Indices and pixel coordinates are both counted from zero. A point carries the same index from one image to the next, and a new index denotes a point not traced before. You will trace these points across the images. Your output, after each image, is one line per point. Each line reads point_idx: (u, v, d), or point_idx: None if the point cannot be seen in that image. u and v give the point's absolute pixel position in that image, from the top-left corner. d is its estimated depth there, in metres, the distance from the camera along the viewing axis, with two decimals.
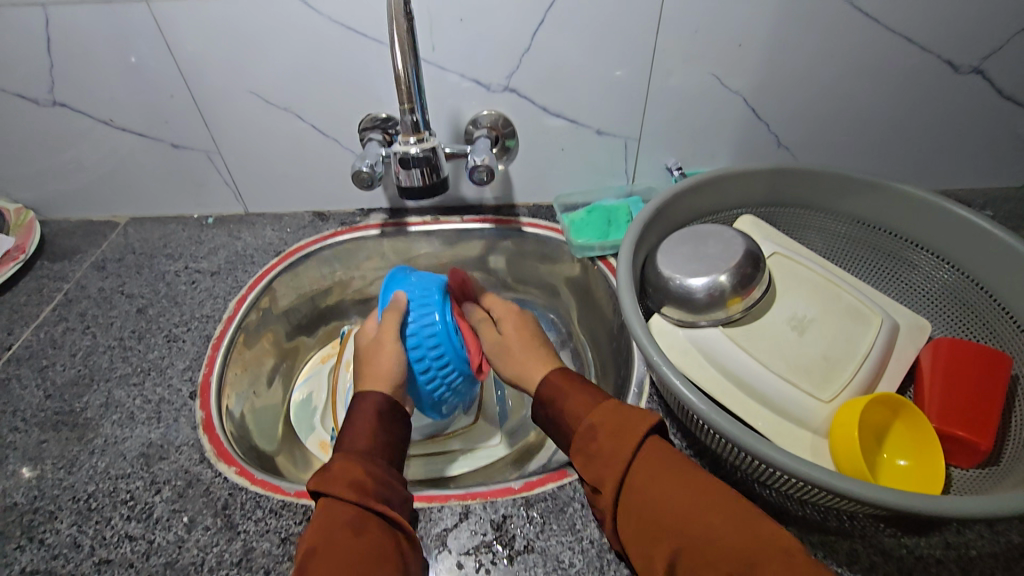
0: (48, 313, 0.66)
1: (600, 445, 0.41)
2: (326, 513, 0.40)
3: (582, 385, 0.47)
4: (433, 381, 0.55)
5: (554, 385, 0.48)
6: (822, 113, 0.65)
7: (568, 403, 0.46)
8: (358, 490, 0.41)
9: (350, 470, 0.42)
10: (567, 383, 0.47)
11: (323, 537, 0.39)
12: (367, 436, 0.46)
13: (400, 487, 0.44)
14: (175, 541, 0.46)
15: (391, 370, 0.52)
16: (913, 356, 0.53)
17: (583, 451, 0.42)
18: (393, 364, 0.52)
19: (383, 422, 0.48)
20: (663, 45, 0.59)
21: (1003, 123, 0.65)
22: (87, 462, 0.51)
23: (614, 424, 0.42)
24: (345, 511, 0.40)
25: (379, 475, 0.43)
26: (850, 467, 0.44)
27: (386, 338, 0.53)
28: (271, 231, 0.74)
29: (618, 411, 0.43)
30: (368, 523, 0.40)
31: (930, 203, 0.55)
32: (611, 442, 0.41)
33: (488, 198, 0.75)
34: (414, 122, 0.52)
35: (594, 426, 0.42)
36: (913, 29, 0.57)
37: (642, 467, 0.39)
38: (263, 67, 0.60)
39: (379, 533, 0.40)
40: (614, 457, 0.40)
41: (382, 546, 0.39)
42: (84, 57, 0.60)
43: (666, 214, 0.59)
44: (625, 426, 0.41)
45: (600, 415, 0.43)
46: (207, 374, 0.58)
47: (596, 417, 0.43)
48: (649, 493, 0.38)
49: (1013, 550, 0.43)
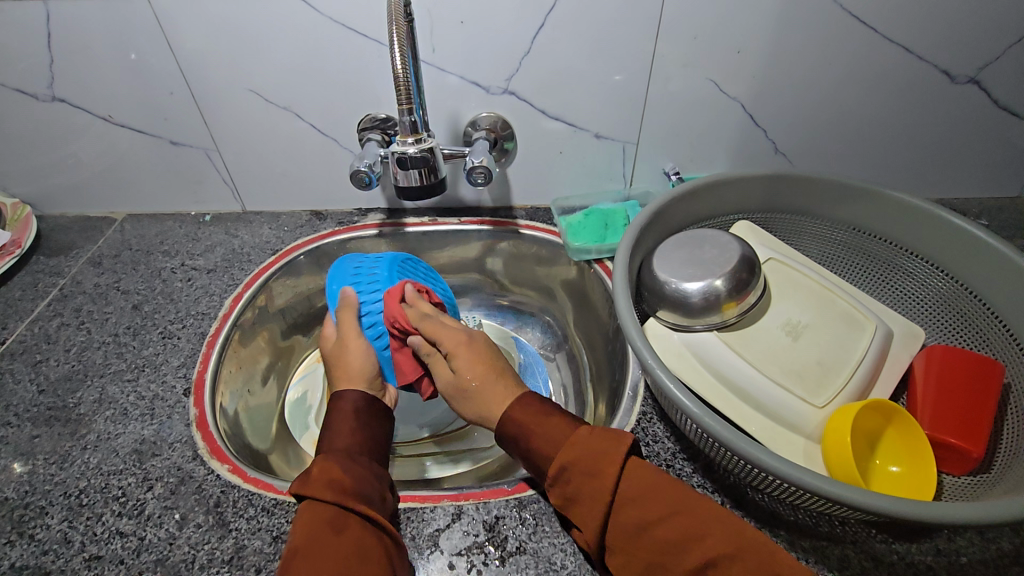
0: (43, 308, 0.66)
1: (577, 487, 0.40)
2: (310, 514, 0.40)
3: (546, 419, 0.45)
4: (401, 356, 0.56)
5: (518, 419, 0.45)
6: (819, 120, 0.65)
7: (535, 435, 0.44)
8: (339, 489, 0.41)
9: (332, 471, 0.43)
10: (530, 415, 0.45)
11: (308, 536, 0.39)
12: (348, 435, 0.47)
13: (381, 485, 0.45)
14: (166, 539, 0.45)
15: (360, 364, 0.54)
16: (907, 364, 0.53)
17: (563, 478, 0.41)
18: (361, 358, 0.54)
19: (363, 420, 0.49)
20: (662, 50, 0.59)
21: (998, 133, 0.65)
22: (80, 458, 0.51)
23: (589, 457, 0.40)
24: (328, 509, 0.40)
25: (361, 476, 0.44)
26: (843, 473, 0.44)
27: (349, 336, 0.55)
28: (269, 229, 0.74)
29: (591, 437, 0.42)
30: (349, 523, 0.40)
31: (924, 210, 0.55)
32: (588, 485, 0.40)
33: (486, 200, 0.75)
34: (413, 122, 0.53)
35: (566, 468, 0.41)
36: (910, 39, 0.58)
37: (624, 499, 0.39)
38: (262, 64, 0.60)
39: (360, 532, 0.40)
40: (595, 497, 0.39)
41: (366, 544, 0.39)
42: (85, 52, 0.60)
43: (663, 218, 0.59)
44: (601, 457, 0.40)
45: (571, 452, 0.41)
46: (201, 371, 0.58)
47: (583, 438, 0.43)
48: (638, 512, 0.38)
49: (1003, 558, 0.43)
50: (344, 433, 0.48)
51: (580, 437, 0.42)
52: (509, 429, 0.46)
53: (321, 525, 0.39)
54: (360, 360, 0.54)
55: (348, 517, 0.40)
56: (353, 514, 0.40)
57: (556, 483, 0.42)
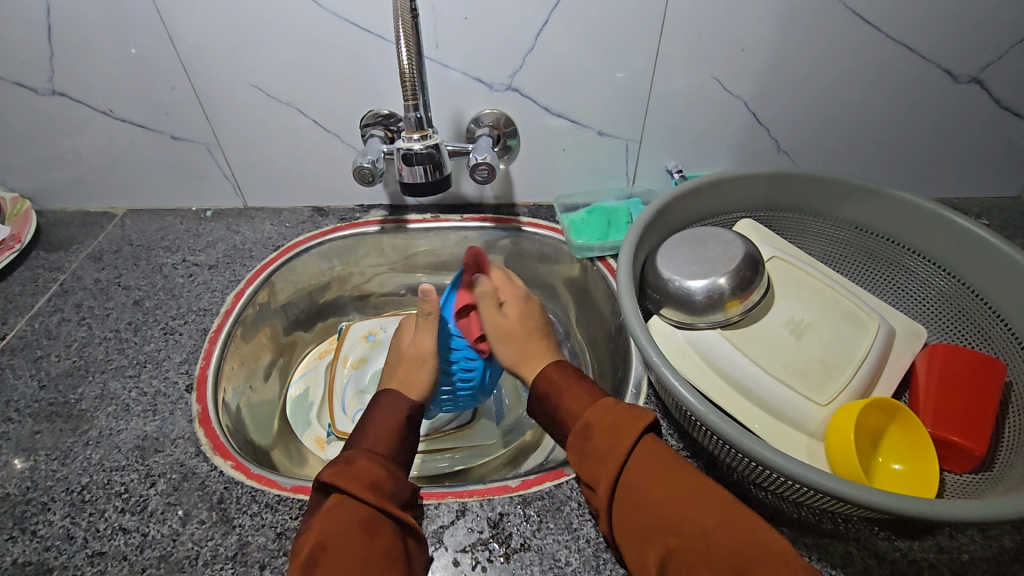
0: (43, 304, 0.65)
1: (596, 446, 0.42)
2: (343, 511, 0.40)
3: (571, 379, 0.48)
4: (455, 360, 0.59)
5: (550, 378, 0.49)
6: (822, 119, 0.65)
7: (563, 395, 0.47)
8: (377, 492, 0.41)
9: (372, 472, 0.43)
10: (560, 377, 0.49)
11: (338, 535, 0.38)
12: (388, 443, 0.47)
13: (414, 493, 0.45)
14: (169, 535, 0.45)
15: (425, 379, 0.54)
16: (909, 362, 0.53)
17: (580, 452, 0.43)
18: (427, 374, 0.54)
19: (405, 427, 0.49)
20: (666, 48, 0.59)
21: (999, 132, 0.65)
22: (81, 454, 0.51)
23: (610, 418, 0.43)
24: (363, 510, 0.40)
25: (397, 478, 0.44)
26: (846, 470, 0.44)
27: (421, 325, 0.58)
28: (270, 225, 0.74)
29: (618, 405, 0.44)
30: (380, 526, 0.40)
31: (926, 209, 0.55)
32: (605, 445, 0.41)
33: (489, 197, 0.75)
34: (418, 118, 0.52)
35: (589, 424, 0.43)
36: (914, 38, 0.58)
37: (638, 460, 0.40)
38: (264, 59, 0.60)
39: (390, 536, 0.40)
40: (611, 454, 0.41)
41: (393, 550, 0.39)
42: (85, 46, 0.59)
43: (666, 216, 0.60)
44: (623, 422, 0.42)
45: (597, 411, 0.44)
46: (203, 367, 0.58)
47: (592, 415, 0.44)
48: (641, 482, 0.39)
49: (1004, 555, 0.44)
50: (384, 436, 0.48)
51: (610, 401, 0.45)
52: (540, 386, 0.49)
53: (354, 524, 0.39)
54: (427, 377, 0.54)
55: (380, 520, 0.40)
56: (385, 517, 0.41)
57: (574, 437, 0.44)
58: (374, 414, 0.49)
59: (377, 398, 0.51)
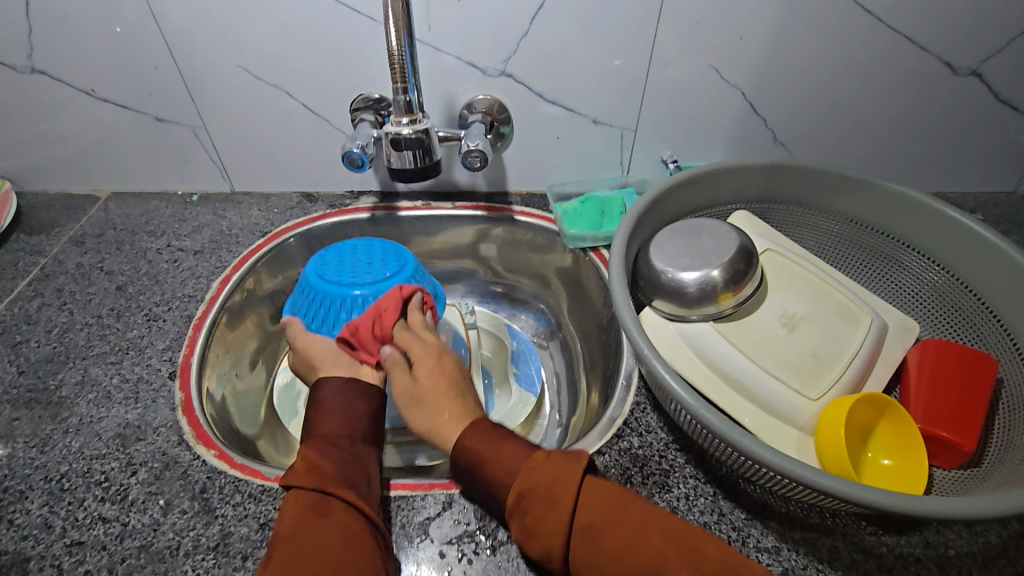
0: (23, 288, 0.64)
1: (537, 515, 0.37)
2: (293, 503, 0.39)
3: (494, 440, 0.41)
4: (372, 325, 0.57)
5: (471, 446, 0.41)
6: (819, 111, 0.64)
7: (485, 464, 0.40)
8: (322, 473, 0.41)
9: (313, 457, 0.42)
10: (485, 441, 0.41)
11: (290, 526, 0.38)
12: (331, 419, 0.45)
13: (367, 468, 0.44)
14: (150, 525, 0.45)
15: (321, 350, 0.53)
16: (901, 358, 0.53)
17: (520, 522, 0.37)
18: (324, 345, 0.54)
19: (349, 393, 0.48)
20: (663, 35, 0.58)
21: (997, 126, 0.65)
22: (61, 442, 0.50)
23: (547, 478, 0.37)
24: (311, 495, 0.39)
25: (343, 458, 0.43)
26: (835, 465, 0.44)
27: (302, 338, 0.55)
28: (258, 211, 0.73)
29: (549, 459, 0.38)
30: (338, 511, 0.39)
31: (923, 203, 0.55)
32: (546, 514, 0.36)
33: (481, 184, 0.73)
34: (407, 101, 0.51)
35: (523, 495, 0.37)
36: (913, 28, 0.57)
37: (586, 534, 0.35)
38: (251, 38, 0.58)
39: (346, 515, 0.39)
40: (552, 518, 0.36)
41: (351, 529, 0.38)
42: (65, 22, 0.58)
43: (660, 206, 0.59)
44: (559, 478, 0.37)
45: (528, 478, 0.38)
46: (186, 355, 0.57)
47: (524, 482, 0.38)
48: (596, 548, 0.35)
49: (991, 550, 0.44)
50: (334, 414, 0.46)
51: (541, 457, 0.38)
52: (462, 455, 0.41)
53: (311, 515, 0.38)
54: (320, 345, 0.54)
55: (331, 501, 0.39)
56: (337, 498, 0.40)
57: (514, 511, 0.38)
58: (318, 401, 0.47)
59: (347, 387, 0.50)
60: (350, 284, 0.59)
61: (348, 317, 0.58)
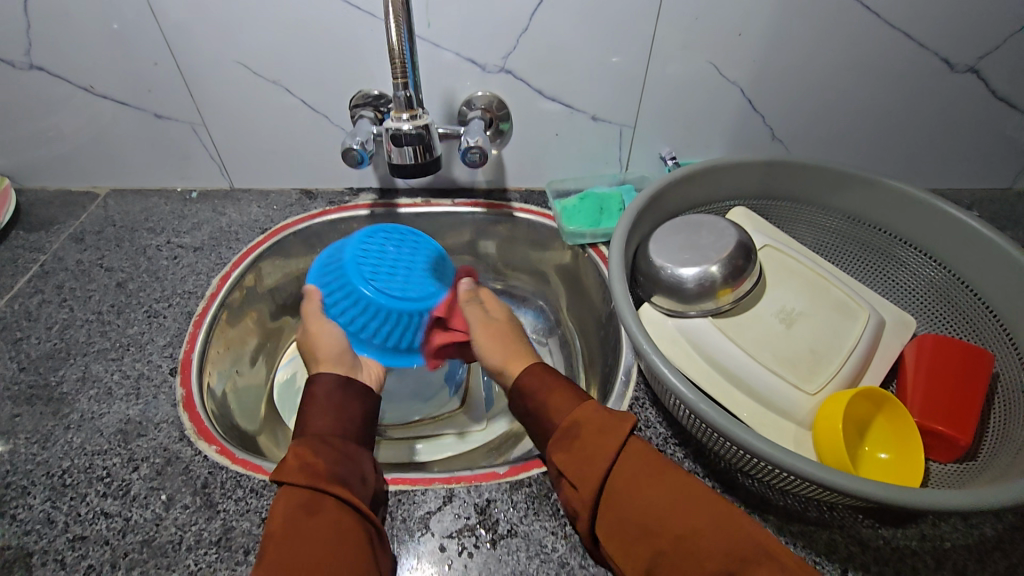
0: (23, 285, 0.64)
1: (583, 442, 0.42)
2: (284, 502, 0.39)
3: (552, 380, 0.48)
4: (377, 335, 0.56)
5: (534, 379, 0.48)
6: (816, 108, 0.64)
7: (544, 398, 0.47)
8: (312, 471, 0.41)
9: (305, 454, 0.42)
10: (547, 379, 0.48)
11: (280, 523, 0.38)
12: (323, 416, 0.46)
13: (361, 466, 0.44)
14: (152, 520, 0.45)
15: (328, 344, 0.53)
16: (898, 352, 0.53)
17: (564, 443, 0.43)
18: (331, 339, 0.54)
19: (346, 396, 0.48)
20: (662, 32, 0.58)
21: (993, 123, 0.65)
22: (62, 438, 0.50)
23: (597, 424, 0.43)
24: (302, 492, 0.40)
25: (338, 457, 0.43)
26: (833, 459, 0.45)
27: (313, 322, 0.55)
28: (258, 208, 0.73)
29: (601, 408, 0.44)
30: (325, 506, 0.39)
31: (920, 199, 0.55)
32: (589, 452, 0.41)
33: (481, 181, 0.74)
34: (408, 97, 0.51)
35: (574, 427, 0.43)
36: (910, 25, 0.57)
37: (622, 470, 0.40)
38: (251, 34, 0.58)
39: (337, 511, 0.39)
40: (596, 457, 0.41)
41: (340, 526, 0.39)
42: (64, 19, 0.58)
43: (659, 203, 0.59)
44: (607, 427, 0.42)
45: (583, 414, 0.44)
46: (187, 351, 0.57)
47: (580, 415, 0.44)
48: (631, 484, 0.39)
49: (986, 543, 0.44)
50: (325, 413, 0.46)
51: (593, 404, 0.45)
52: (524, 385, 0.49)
53: (299, 514, 0.39)
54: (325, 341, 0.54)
55: (322, 497, 0.40)
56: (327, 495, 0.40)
57: (558, 442, 0.43)
58: (307, 399, 0.47)
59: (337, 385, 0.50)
60: (364, 281, 0.55)
61: (366, 321, 0.56)
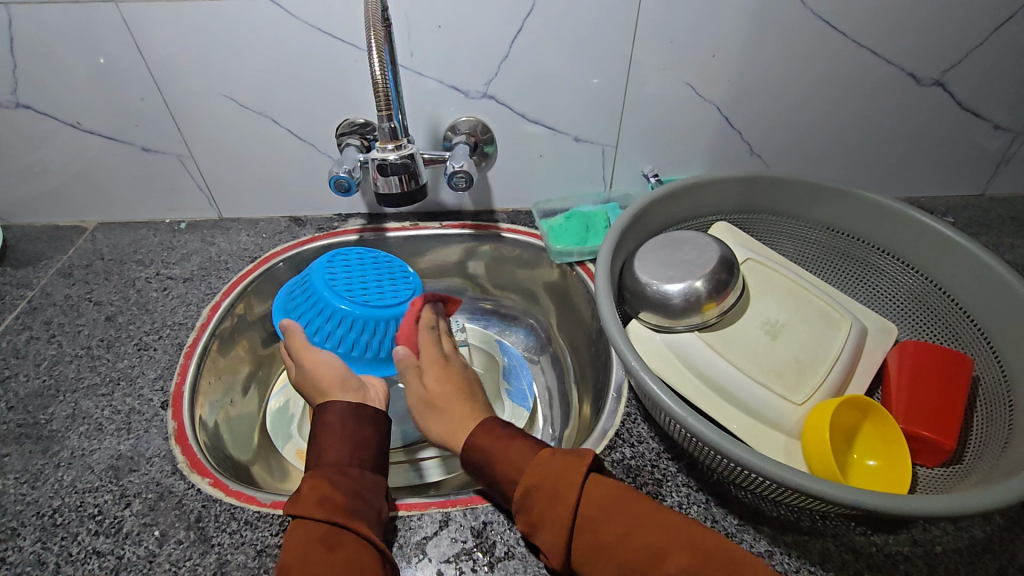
0: (11, 322, 0.63)
1: (545, 500, 0.40)
2: (300, 532, 0.40)
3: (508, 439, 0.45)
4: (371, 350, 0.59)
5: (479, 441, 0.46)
6: (792, 124, 0.66)
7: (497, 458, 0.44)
8: (328, 506, 0.41)
9: (320, 487, 0.42)
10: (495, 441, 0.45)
11: (297, 555, 0.38)
12: (336, 445, 0.46)
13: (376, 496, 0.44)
14: (146, 557, 0.44)
15: (330, 374, 0.52)
16: (881, 359, 0.54)
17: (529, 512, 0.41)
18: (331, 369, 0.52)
19: (351, 429, 0.47)
20: (638, 55, 0.60)
21: (962, 132, 0.67)
22: (52, 476, 0.49)
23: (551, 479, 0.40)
24: (319, 527, 0.40)
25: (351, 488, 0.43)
26: (822, 469, 0.45)
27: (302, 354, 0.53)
28: (246, 236, 0.73)
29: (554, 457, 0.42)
30: (342, 539, 0.39)
31: (896, 209, 0.57)
32: (550, 518, 0.39)
33: (468, 203, 0.75)
34: (392, 128, 0.52)
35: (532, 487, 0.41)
36: (877, 43, 0.59)
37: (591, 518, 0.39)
38: (237, 68, 0.59)
39: (353, 545, 0.39)
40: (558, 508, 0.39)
41: (357, 558, 0.38)
42: (49, 59, 0.58)
43: (643, 220, 0.60)
44: (566, 473, 0.40)
45: (536, 471, 0.41)
46: (179, 383, 0.57)
47: (532, 475, 0.41)
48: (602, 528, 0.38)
49: (976, 546, 0.45)
50: (332, 446, 0.46)
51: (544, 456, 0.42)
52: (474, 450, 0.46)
53: (313, 546, 0.39)
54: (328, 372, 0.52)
55: (341, 535, 0.40)
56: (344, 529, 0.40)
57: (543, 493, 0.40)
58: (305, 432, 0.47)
59: (333, 415, 0.49)
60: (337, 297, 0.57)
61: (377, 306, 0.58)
